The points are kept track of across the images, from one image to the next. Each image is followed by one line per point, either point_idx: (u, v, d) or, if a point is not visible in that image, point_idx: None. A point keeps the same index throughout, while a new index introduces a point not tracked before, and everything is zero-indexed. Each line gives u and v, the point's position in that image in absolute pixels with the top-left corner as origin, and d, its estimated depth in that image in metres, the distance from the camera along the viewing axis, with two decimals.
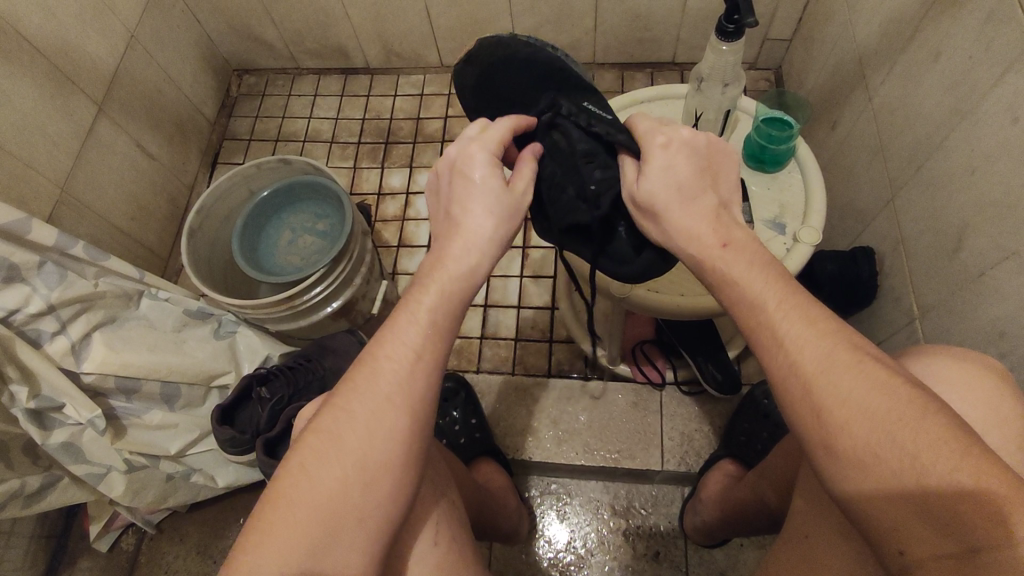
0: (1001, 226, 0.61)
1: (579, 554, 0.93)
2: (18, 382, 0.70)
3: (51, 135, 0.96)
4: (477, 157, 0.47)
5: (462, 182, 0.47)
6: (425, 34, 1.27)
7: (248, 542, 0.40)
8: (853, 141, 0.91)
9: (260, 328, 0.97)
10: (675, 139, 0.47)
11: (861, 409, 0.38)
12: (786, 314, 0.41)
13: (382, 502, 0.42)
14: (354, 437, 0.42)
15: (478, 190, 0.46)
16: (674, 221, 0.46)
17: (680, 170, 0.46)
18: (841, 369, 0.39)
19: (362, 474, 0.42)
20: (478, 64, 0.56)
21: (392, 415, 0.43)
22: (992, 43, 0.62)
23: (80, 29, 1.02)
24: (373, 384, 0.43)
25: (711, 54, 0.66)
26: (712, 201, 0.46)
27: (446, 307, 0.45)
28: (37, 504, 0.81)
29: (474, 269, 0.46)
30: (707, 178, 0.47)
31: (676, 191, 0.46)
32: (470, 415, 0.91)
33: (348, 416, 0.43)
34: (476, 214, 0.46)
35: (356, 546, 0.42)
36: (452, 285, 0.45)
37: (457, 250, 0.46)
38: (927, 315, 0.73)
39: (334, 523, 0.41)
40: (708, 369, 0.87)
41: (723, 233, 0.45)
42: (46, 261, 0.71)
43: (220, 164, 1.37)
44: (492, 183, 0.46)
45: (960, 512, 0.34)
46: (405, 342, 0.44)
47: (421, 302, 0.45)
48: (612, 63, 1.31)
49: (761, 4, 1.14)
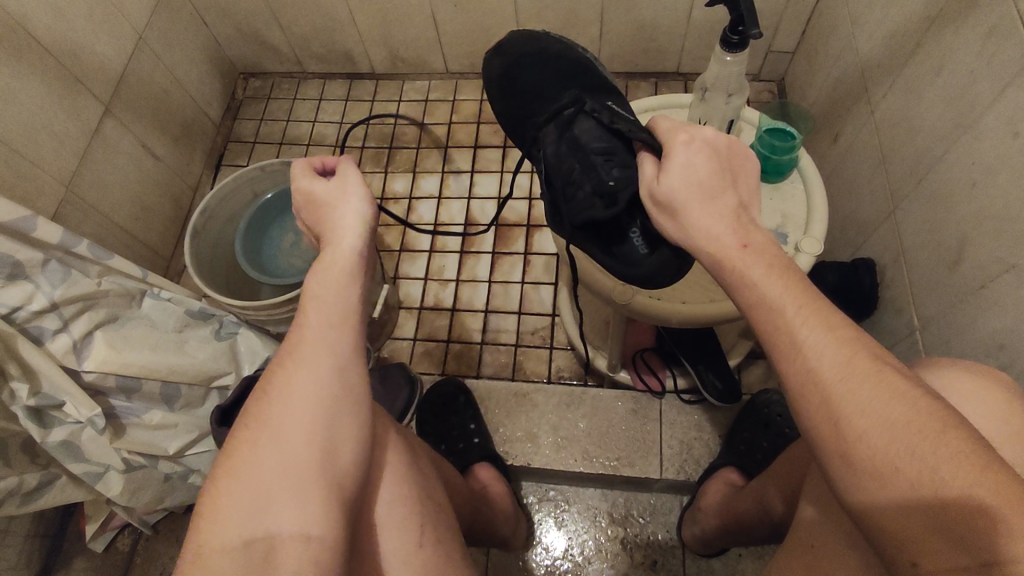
0: (1001, 238, 0.61)
1: (576, 562, 0.92)
2: (19, 378, 0.70)
3: (57, 133, 0.97)
4: (310, 188, 0.52)
5: (303, 200, 0.53)
6: (431, 40, 1.28)
7: (193, 536, 0.42)
8: (855, 153, 0.91)
9: (259, 330, 0.98)
10: (696, 139, 0.48)
11: (881, 419, 0.38)
12: (806, 319, 0.41)
13: (310, 469, 0.44)
14: (272, 412, 0.46)
15: (325, 206, 0.52)
16: (695, 218, 0.45)
17: (699, 169, 0.46)
18: (860, 378, 0.39)
19: (279, 444, 0.45)
20: (511, 58, 0.66)
21: (300, 382, 0.46)
22: (995, 57, 0.63)
23: (89, 29, 1.02)
24: (283, 366, 0.47)
25: (715, 64, 0.67)
26: (730, 202, 0.46)
27: (335, 288, 0.49)
28: (34, 503, 0.80)
29: (348, 253, 0.50)
30: (727, 178, 0.47)
31: (696, 190, 0.46)
32: (469, 419, 0.93)
33: (265, 396, 0.47)
34: (332, 214, 0.52)
35: (291, 521, 0.43)
36: (335, 271, 0.49)
37: (330, 241, 0.51)
38: (928, 327, 0.73)
39: (268, 489, 0.43)
40: (709, 378, 0.87)
41: (743, 233, 0.44)
42: (50, 259, 0.72)
43: (224, 166, 1.37)
44: (323, 190, 0.53)
45: (974, 527, 0.34)
46: (304, 325, 0.49)
47: (312, 291, 0.49)
48: (616, 73, 1.32)
49: (765, 19, 1.15)
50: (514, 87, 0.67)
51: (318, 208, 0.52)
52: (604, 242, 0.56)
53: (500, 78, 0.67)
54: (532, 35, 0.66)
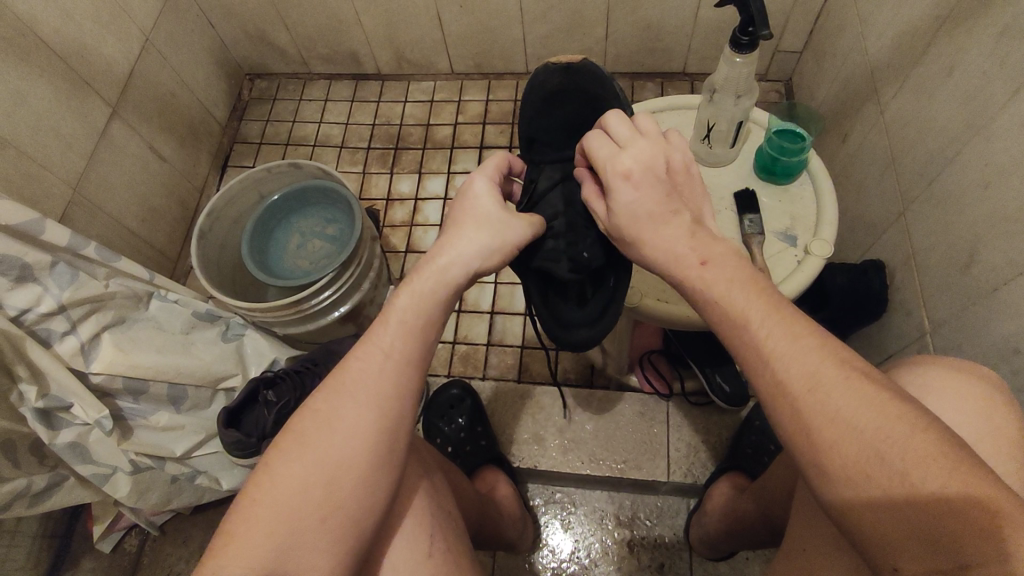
0: (1013, 242, 0.60)
1: (583, 564, 0.92)
2: (28, 381, 0.70)
3: (64, 135, 0.97)
4: (477, 182, 0.52)
5: (464, 199, 0.51)
6: (437, 40, 1.28)
7: (222, 539, 0.43)
8: (864, 155, 0.91)
9: (265, 331, 0.98)
10: (631, 170, 0.47)
11: (849, 426, 0.37)
12: (769, 328, 0.41)
13: (349, 500, 0.45)
14: (322, 435, 0.46)
15: (472, 207, 0.51)
16: (650, 244, 0.47)
17: (645, 198, 0.47)
18: (828, 386, 0.38)
19: (323, 471, 0.45)
20: (566, 81, 0.63)
21: (357, 412, 0.46)
22: (1007, 59, 0.62)
23: (97, 32, 1.03)
24: (343, 386, 0.46)
25: (724, 66, 0.66)
26: (684, 221, 0.47)
27: (420, 309, 0.48)
28: (41, 504, 0.80)
29: (453, 275, 0.49)
30: (675, 199, 0.48)
31: (646, 216, 0.47)
32: (475, 422, 0.92)
33: (317, 415, 0.46)
34: (470, 234, 0.49)
35: (320, 547, 0.44)
36: (439, 289, 0.48)
37: (449, 248, 0.49)
38: (939, 330, 0.73)
39: (299, 519, 0.44)
40: (717, 381, 0.87)
41: (701, 250, 0.45)
42: (58, 262, 0.72)
43: (230, 167, 1.37)
44: (488, 211, 0.51)
45: (949, 526, 0.34)
46: (380, 346, 0.47)
47: (395, 308, 0.48)
48: (623, 73, 1.31)
49: (772, 18, 1.14)
50: (554, 115, 0.64)
51: (466, 217, 0.50)
52: (558, 295, 0.62)
53: (547, 92, 0.64)
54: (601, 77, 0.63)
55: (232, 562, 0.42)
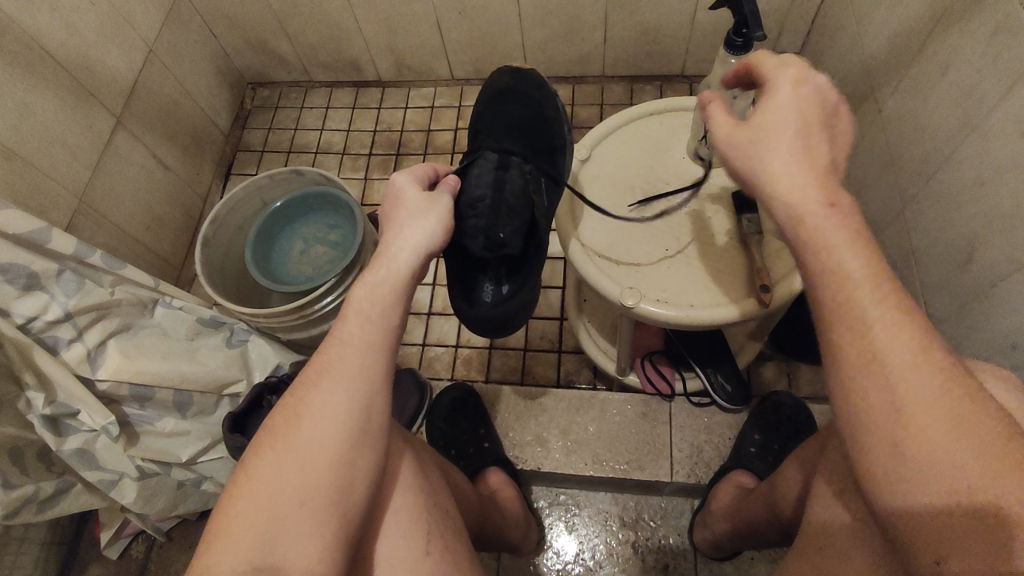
0: (1009, 237, 0.61)
1: (588, 566, 0.92)
2: (35, 388, 0.71)
3: (70, 145, 0.98)
4: (404, 182, 0.55)
5: (393, 200, 0.55)
6: (436, 47, 1.29)
7: (210, 540, 0.44)
8: (862, 153, 0.91)
9: (270, 336, 0.99)
10: (804, 78, 0.47)
11: (918, 416, 0.39)
12: (862, 298, 0.41)
13: (331, 489, 0.46)
14: (297, 428, 0.47)
15: (401, 203, 0.54)
16: (787, 161, 0.45)
17: (803, 110, 0.46)
18: (914, 373, 0.39)
19: (302, 462, 0.46)
20: (514, 85, 0.72)
21: (330, 400, 0.47)
22: (1001, 57, 0.62)
23: (101, 44, 1.04)
24: (315, 379, 0.48)
25: (720, 66, 0.68)
26: (824, 157, 0.46)
27: (385, 297, 0.50)
28: (51, 509, 0.81)
29: (404, 260, 0.51)
30: (824, 129, 0.47)
31: (798, 134, 0.46)
32: (479, 424, 0.94)
33: (292, 411, 0.48)
34: (407, 224, 0.53)
35: (306, 538, 0.45)
36: (396, 274, 0.51)
37: (391, 240, 0.52)
38: (940, 326, 0.73)
39: (278, 509, 0.45)
40: (719, 381, 0.88)
41: (833, 194, 0.44)
42: (64, 269, 0.73)
43: (233, 175, 1.39)
44: (417, 199, 0.54)
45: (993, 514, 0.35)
46: (348, 336, 0.49)
47: (358, 300, 0.50)
48: (621, 77, 1.32)
49: (769, 21, 1.15)
50: (501, 113, 0.71)
51: (400, 210, 0.54)
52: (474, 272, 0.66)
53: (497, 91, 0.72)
54: (543, 85, 0.71)
55: (221, 557, 0.43)
